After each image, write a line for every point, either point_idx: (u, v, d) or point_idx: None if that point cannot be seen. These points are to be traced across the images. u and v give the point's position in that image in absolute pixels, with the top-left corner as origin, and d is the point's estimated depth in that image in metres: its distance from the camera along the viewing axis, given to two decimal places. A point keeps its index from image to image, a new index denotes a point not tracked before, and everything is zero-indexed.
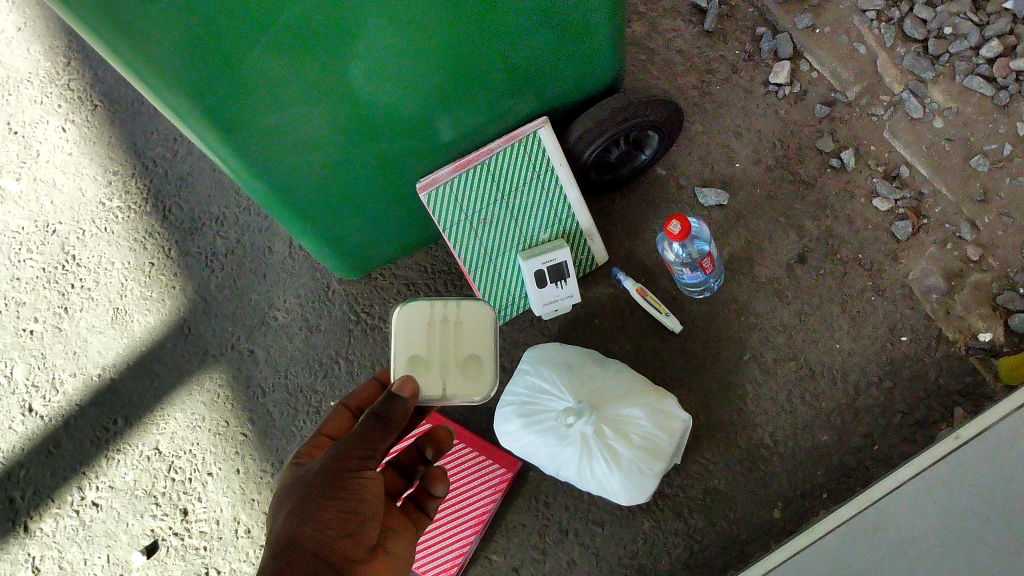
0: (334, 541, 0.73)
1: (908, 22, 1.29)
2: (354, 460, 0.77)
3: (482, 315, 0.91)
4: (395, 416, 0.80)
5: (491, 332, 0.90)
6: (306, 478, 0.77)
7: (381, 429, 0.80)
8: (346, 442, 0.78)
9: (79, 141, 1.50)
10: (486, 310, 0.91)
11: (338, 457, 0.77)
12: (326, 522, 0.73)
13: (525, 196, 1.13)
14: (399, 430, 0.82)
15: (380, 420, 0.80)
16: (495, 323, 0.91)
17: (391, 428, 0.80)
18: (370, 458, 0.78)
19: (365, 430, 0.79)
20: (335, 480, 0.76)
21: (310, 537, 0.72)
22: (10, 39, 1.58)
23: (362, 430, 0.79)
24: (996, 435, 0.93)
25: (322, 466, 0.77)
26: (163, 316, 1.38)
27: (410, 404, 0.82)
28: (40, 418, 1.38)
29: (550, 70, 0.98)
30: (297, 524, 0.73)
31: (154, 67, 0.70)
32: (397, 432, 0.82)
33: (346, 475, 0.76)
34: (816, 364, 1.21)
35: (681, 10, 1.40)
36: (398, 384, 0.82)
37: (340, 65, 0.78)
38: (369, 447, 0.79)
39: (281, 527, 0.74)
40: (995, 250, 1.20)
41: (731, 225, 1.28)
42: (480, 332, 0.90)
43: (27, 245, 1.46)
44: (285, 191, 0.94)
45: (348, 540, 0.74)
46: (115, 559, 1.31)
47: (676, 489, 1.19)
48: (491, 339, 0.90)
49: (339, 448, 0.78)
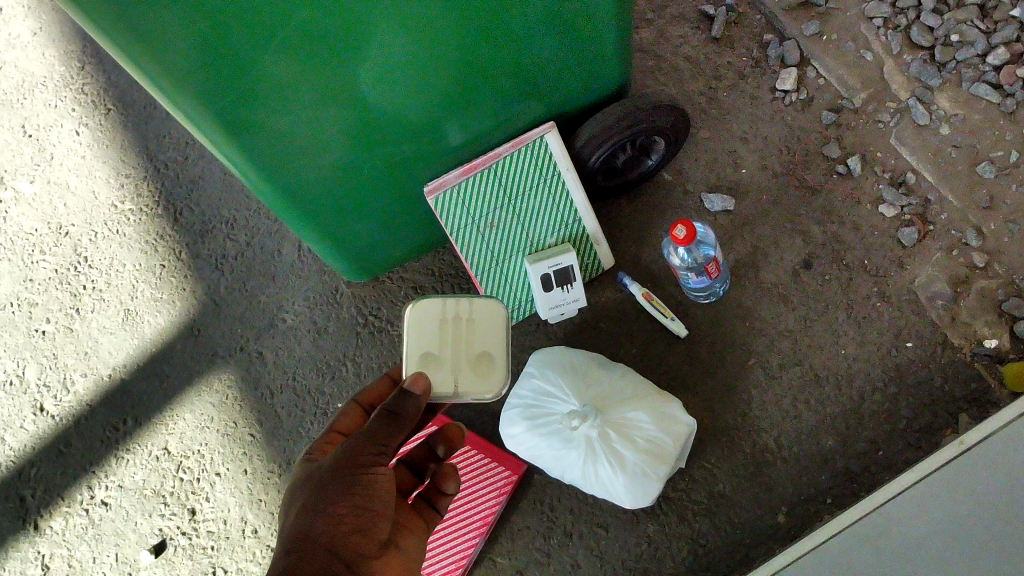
0: (346, 536, 0.74)
1: (914, 29, 1.30)
2: (366, 456, 0.78)
3: (493, 311, 0.92)
4: (407, 412, 0.81)
5: (502, 327, 0.91)
6: (318, 474, 0.78)
7: (394, 425, 0.81)
8: (359, 438, 0.79)
9: (92, 144, 1.52)
10: (498, 306, 0.92)
11: (351, 453, 0.78)
12: (339, 517, 0.75)
13: (532, 201, 1.14)
14: (412, 426, 0.83)
15: (392, 416, 0.81)
16: (507, 319, 0.92)
17: (404, 424, 0.81)
18: (383, 454, 0.79)
19: (378, 426, 0.80)
20: (348, 476, 0.77)
21: (323, 532, 0.73)
22: (26, 44, 1.60)
23: (375, 425, 0.80)
24: (997, 443, 0.93)
25: (336, 461, 0.78)
26: (173, 317, 1.40)
27: (421, 401, 0.83)
28: (51, 418, 1.40)
29: (557, 76, 0.99)
30: (310, 520, 0.74)
31: (167, 71, 0.71)
32: (409, 429, 0.83)
33: (357, 470, 0.77)
34: (821, 370, 1.21)
35: (689, 17, 1.41)
36: (410, 380, 0.84)
37: (350, 70, 0.80)
38: (382, 443, 0.79)
39: (294, 522, 0.75)
40: (1000, 257, 1.21)
41: (737, 230, 1.28)
42: (492, 329, 0.91)
43: (40, 246, 1.48)
44: (294, 194, 0.95)
45: (360, 536, 0.75)
46: (124, 558, 1.32)
47: (681, 493, 1.20)
48: (503, 336, 0.91)
49: (352, 443, 0.79)
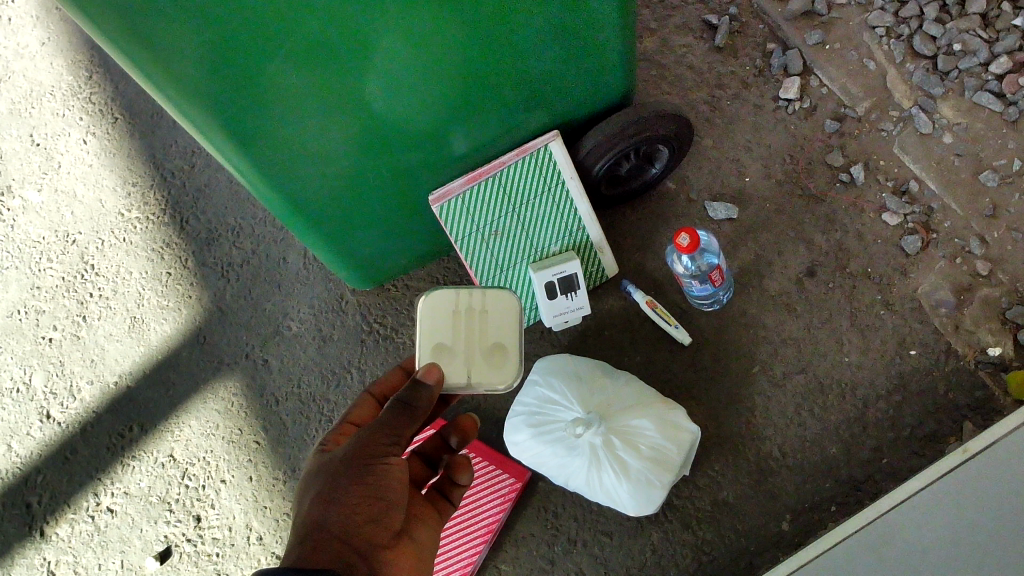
0: (359, 525, 0.75)
1: (916, 39, 1.30)
2: (379, 447, 0.79)
3: (506, 303, 0.92)
4: (420, 403, 0.81)
5: (516, 319, 0.91)
6: (333, 464, 0.79)
7: (407, 416, 0.81)
8: (372, 429, 0.80)
9: (99, 152, 1.53)
10: (511, 297, 0.92)
11: (366, 443, 0.79)
12: (352, 506, 0.75)
13: (537, 209, 1.14)
14: (426, 416, 0.83)
15: (405, 407, 0.81)
16: (521, 310, 0.92)
17: (417, 415, 0.81)
18: (396, 444, 0.80)
19: (391, 417, 0.80)
20: (360, 467, 0.77)
21: (335, 522, 0.75)
22: (34, 54, 1.62)
23: (388, 416, 0.80)
24: (1005, 448, 0.94)
25: (349, 452, 0.78)
26: (179, 325, 1.41)
27: (435, 391, 0.83)
28: (57, 425, 1.40)
29: (563, 85, 1.00)
30: (323, 510, 0.75)
31: (175, 79, 0.72)
32: (424, 419, 0.83)
33: (371, 460, 0.78)
34: (825, 378, 1.21)
35: (692, 26, 1.41)
36: (424, 371, 0.83)
37: (356, 80, 0.81)
38: (396, 434, 0.80)
39: (308, 512, 0.76)
40: (1003, 265, 1.21)
41: (741, 239, 1.29)
42: (505, 320, 0.91)
43: (47, 254, 1.49)
44: (300, 202, 0.95)
45: (373, 525, 0.76)
46: (129, 564, 1.33)
47: (684, 501, 1.20)
48: (516, 327, 0.91)
49: (366, 433, 0.79)
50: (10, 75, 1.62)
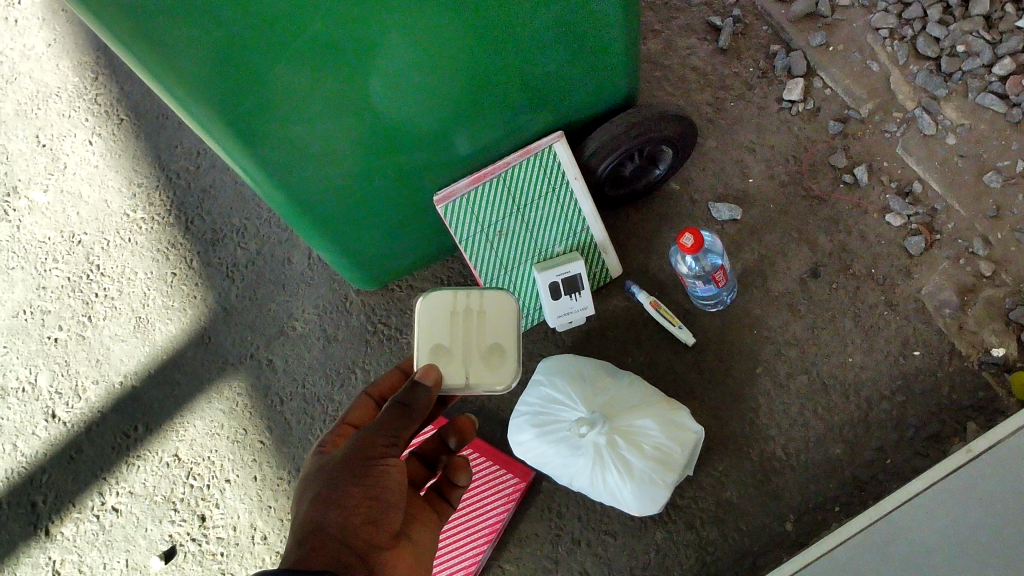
0: (357, 526, 0.75)
1: (920, 40, 1.30)
2: (377, 448, 0.79)
3: (504, 304, 0.92)
4: (418, 404, 0.82)
5: (513, 320, 0.91)
6: (331, 466, 0.79)
7: (405, 416, 0.81)
8: (370, 430, 0.80)
9: (106, 154, 1.53)
10: (508, 297, 0.92)
11: (363, 444, 0.79)
12: (350, 508, 0.76)
13: (540, 210, 1.15)
14: (424, 417, 0.83)
15: (404, 408, 0.81)
16: (518, 311, 0.92)
17: (414, 416, 0.81)
18: (394, 445, 0.80)
19: (390, 418, 0.81)
20: (358, 468, 0.78)
21: (333, 524, 0.75)
22: (41, 55, 1.62)
23: (386, 417, 0.81)
24: (1006, 449, 0.95)
25: (347, 454, 0.79)
26: (184, 324, 1.41)
27: (433, 392, 0.83)
28: (62, 425, 1.41)
29: (567, 87, 1.00)
30: (322, 512, 0.76)
31: (182, 80, 0.72)
32: (422, 420, 0.83)
33: (369, 461, 0.78)
34: (828, 379, 1.22)
35: (696, 28, 1.42)
36: (422, 372, 0.84)
37: (362, 80, 0.81)
38: (393, 435, 0.80)
39: (306, 514, 0.77)
40: (1008, 266, 1.21)
41: (744, 239, 1.29)
42: (501, 321, 0.91)
43: (52, 255, 1.50)
44: (304, 202, 0.96)
45: (372, 526, 0.76)
46: (134, 563, 1.33)
47: (688, 500, 1.20)
48: (513, 328, 0.91)
49: (364, 434, 0.80)
50: (17, 77, 1.62)
